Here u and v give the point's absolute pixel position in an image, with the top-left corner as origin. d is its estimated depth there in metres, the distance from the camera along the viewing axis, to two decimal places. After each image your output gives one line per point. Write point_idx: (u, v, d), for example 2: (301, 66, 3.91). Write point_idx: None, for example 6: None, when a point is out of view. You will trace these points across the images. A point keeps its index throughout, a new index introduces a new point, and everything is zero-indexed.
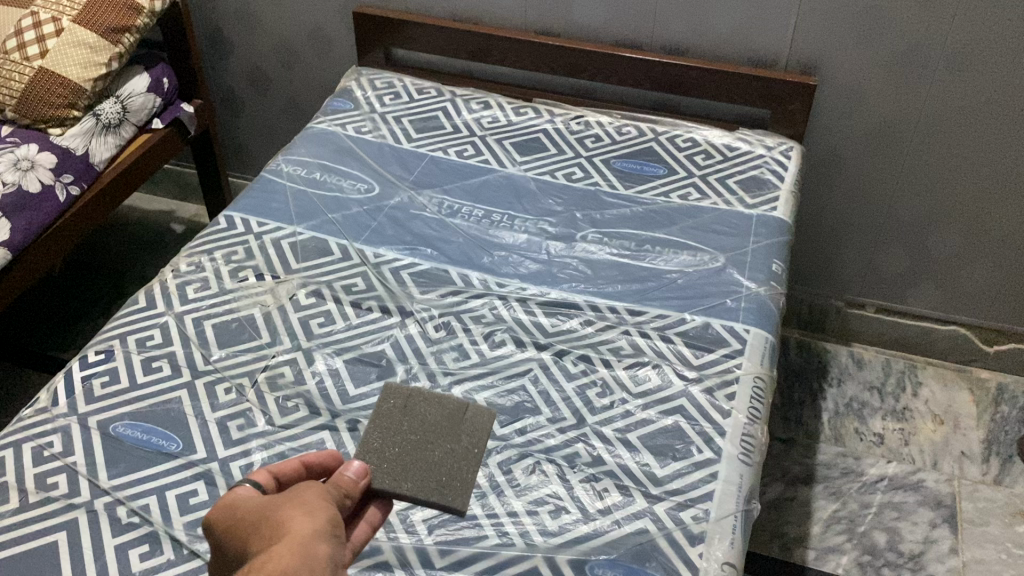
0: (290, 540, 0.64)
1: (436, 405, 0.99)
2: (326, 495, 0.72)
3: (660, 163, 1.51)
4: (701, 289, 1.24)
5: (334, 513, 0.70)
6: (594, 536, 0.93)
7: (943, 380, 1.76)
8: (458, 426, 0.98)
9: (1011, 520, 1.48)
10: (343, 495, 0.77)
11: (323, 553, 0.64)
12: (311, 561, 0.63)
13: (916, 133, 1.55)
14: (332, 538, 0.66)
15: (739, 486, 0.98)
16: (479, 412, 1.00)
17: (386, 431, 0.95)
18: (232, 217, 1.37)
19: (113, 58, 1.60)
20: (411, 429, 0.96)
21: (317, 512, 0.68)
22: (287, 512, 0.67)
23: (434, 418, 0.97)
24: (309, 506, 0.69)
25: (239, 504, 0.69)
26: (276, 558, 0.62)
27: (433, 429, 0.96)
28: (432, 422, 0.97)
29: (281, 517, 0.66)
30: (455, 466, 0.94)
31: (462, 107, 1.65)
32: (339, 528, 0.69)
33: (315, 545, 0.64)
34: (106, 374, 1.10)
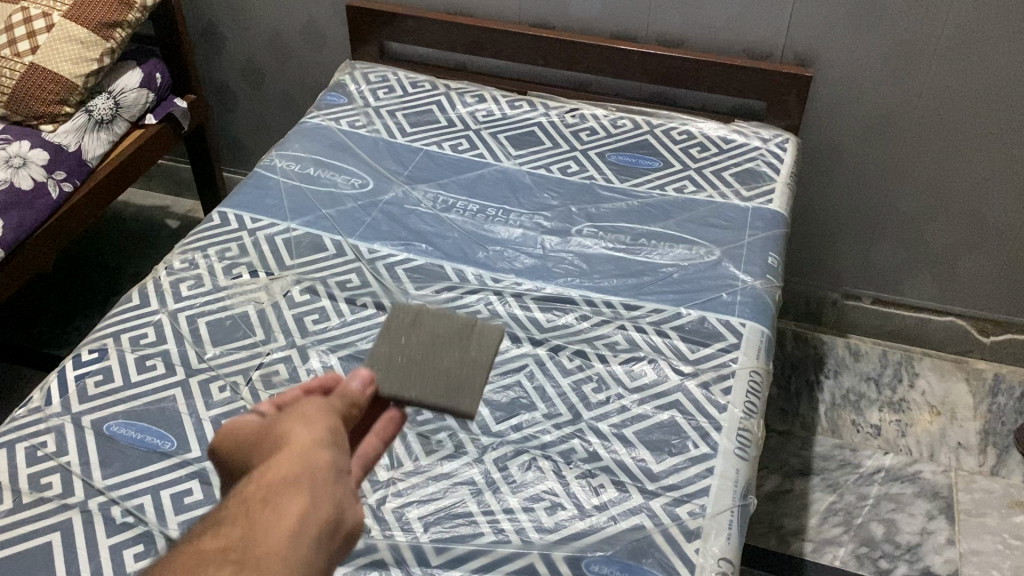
0: (293, 451, 0.68)
1: (446, 318, 0.99)
2: (328, 404, 0.76)
3: (656, 156, 1.50)
4: (697, 284, 1.23)
5: (337, 421, 0.74)
6: (589, 533, 0.93)
7: (940, 371, 1.76)
8: (467, 339, 0.97)
9: (1009, 511, 1.48)
10: (350, 403, 0.78)
11: (324, 460, 0.69)
12: (312, 466, 0.68)
13: (914, 123, 1.54)
14: (334, 446, 0.71)
15: (735, 481, 0.98)
16: (488, 327, 0.99)
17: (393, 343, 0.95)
18: (225, 213, 1.36)
19: (105, 53, 1.58)
20: (420, 341, 0.96)
21: (318, 420, 0.72)
22: (288, 424, 0.71)
23: (442, 332, 0.97)
24: (309, 417, 0.73)
25: (240, 427, 0.74)
26: (280, 470, 0.67)
27: (438, 344, 0.96)
28: (439, 338, 0.96)
29: (282, 430, 0.71)
30: (465, 375, 0.94)
31: (456, 100, 1.65)
32: (342, 435, 0.73)
33: (317, 453, 0.69)
34: (100, 373, 1.10)
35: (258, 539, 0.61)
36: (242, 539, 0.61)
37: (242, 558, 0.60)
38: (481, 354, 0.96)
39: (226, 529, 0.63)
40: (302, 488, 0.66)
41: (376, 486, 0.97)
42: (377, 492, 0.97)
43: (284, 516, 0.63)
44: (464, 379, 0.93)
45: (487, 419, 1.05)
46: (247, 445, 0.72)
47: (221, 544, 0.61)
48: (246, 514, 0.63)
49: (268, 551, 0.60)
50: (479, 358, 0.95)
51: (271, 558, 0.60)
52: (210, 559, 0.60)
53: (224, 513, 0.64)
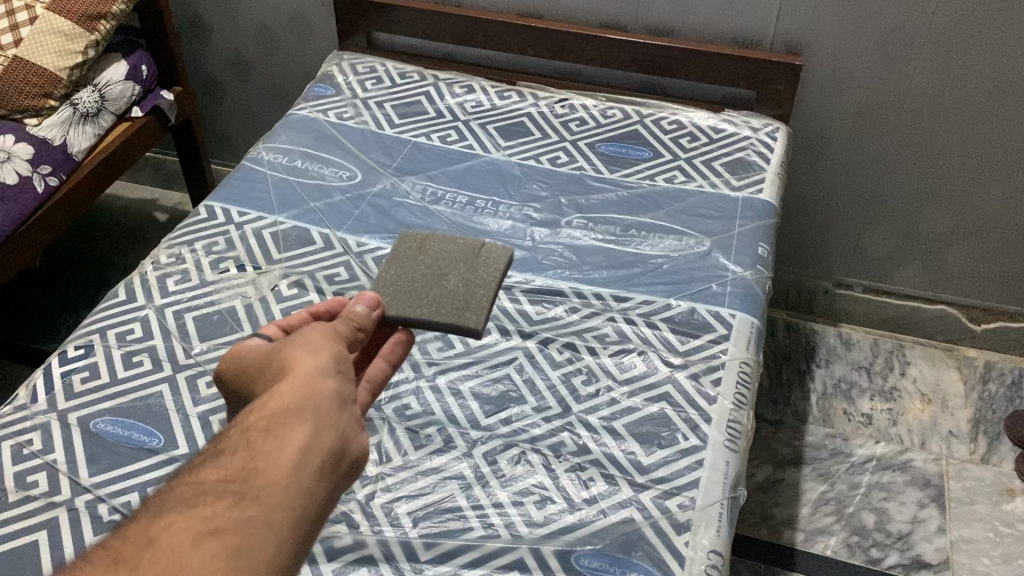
0: (296, 379, 0.72)
1: (451, 244, 1.07)
2: (332, 333, 0.80)
3: (646, 146, 1.49)
4: (687, 275, 1.23)
5: (340, 350, 0.78)
6: (579, 526, 0.92)
7: (931, 359, 1.76)
8: (473, 260, 1.04)
9: (999, 498, 1.49)
10: (356, 327, 0.84)
11: (328, 390, 0.72)
12: (316, 395, 0.71)
13: (904, 110, 1.54)
14: (337, 375, 0.74)
15: (725, 473, 0.98)
16: (493, 249, 1.06)
17: (401, 273, 1.03)
18: (212, 207, 1.35)
19: (89, 46, 1.57)
20: (427, 264, 1.04)
21: (321, 349, 0.76)
22: (293, 353, 0.75)
23: (447, 258, 1.04)
24: (314, 344, 0.77)
25: (248, 353, 0.79)
26: (283, 399, 0.70)
27: (446, 264, 1.04)
28: (442, 263, 1.04)
29: (287, 360, 0.75)
30: (470, 293, 1.00)
31: (445, 91, 1.63)
32: (346, 362, 0.77)
33: (321, 381, 0.72)
34: (86, 369, 1.09)
35: (259, 469, 0.64)
36: (246, 467, 0.65)
37: (244, 487, 0.63)
38: (486, 276, 1.03)
39: (231, 457, 0.66)
40: (306, 416, 0.69)
41: (364, 481, 0.97)
42: (366, 487, 0.96)
43: (287, 445, 0.66)
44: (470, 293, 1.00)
45: (477, 413, 1.04)
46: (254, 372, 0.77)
47: (224, 473, 0.64)
48: (248, 443, 0.66)
49: (270, 478, 0.64)
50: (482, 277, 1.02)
51: (272, 488, 0.63)
52: (212, 487, 0.63)
53: (226, 442, 0.68)
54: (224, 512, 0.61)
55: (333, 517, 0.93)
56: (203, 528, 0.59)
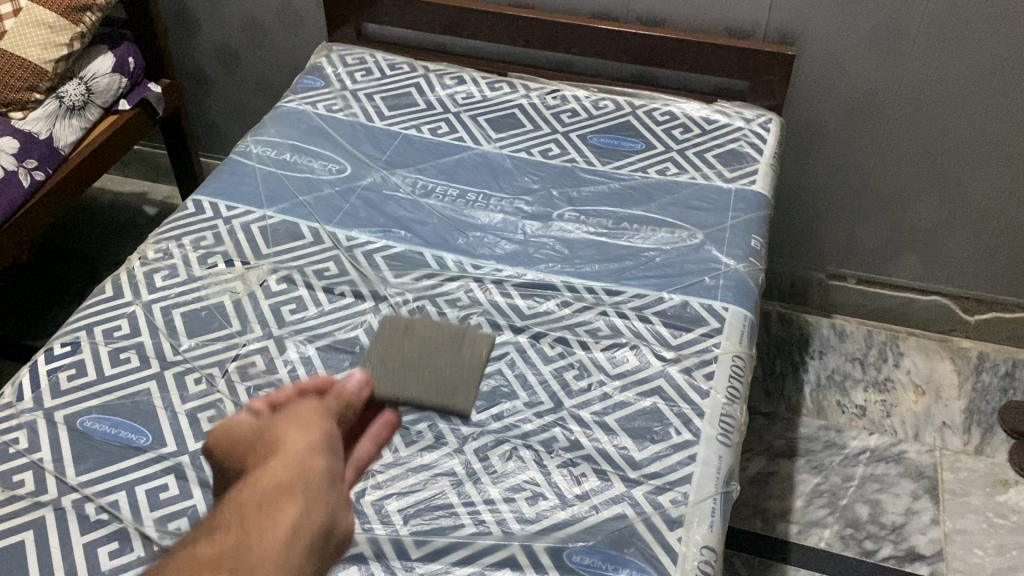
0: (287, 456, 0.70)
1: (436, 327, 1.03)
2: (324, 410, 0.78)
3: (638, 137, 1.48)
4: (679, 268, 1.22)
5: (331, 427, 0.76)
6: (571, 522, 0.92)
7: (925, 350, 1.75)
8: (459, 349, 1.02)
9: (993, 489, 1.48)
10: (344, 404, 0.81)
11: (319, 467, 0.70)
12: (307, 473, 0.69)
13: (899, 100, 1.53)
14: (329, 453, 0.72)
15: (718, 467, 0.97)
16: (476, 338, 1.05)
17: (386, 350, 1.01)
18: (200, 201, 1.33)
19: (75, 38, 1.55)
20: (412, 346, 1.00)
21: (312, 426, 0.74)
22: (284, 430, 0.73)
23: (435, 330, 1.03)
24: (306, 422, 0.75)
25: (234, 428, 0.76)
26: (275, 475, 0.68)
27: (432, 348, 1.01)
28: (430, 335, 1.02)
29: (276, 437, 0.73)
30: (457, 376, 1.01)
31: (436, 82, 1.62)
32: (336, 441, 0.75)
33: (312, 459, 0.70)
34: (73, 367, 1.08)
35: (253, 542, 0.62)
36: (234, 546, 0.62)
37: (238, 560, 0.61)
38: (473, 357, 1.03)
39: (221, 534, 0.63)
40: (298, 495, 0.66)
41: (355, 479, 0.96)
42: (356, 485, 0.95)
43: (276, 523, 0.64)
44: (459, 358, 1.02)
45: None
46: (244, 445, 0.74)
47: (218, 547, 0.62)
48: (242, 519, 0.64)
49: (263, 552, 0.61)
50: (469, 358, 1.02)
51: (266, 562, 0.61)
52: (207, 560, 0.61)
53: (220, 516, 0.66)
54: None
55: None
56: None
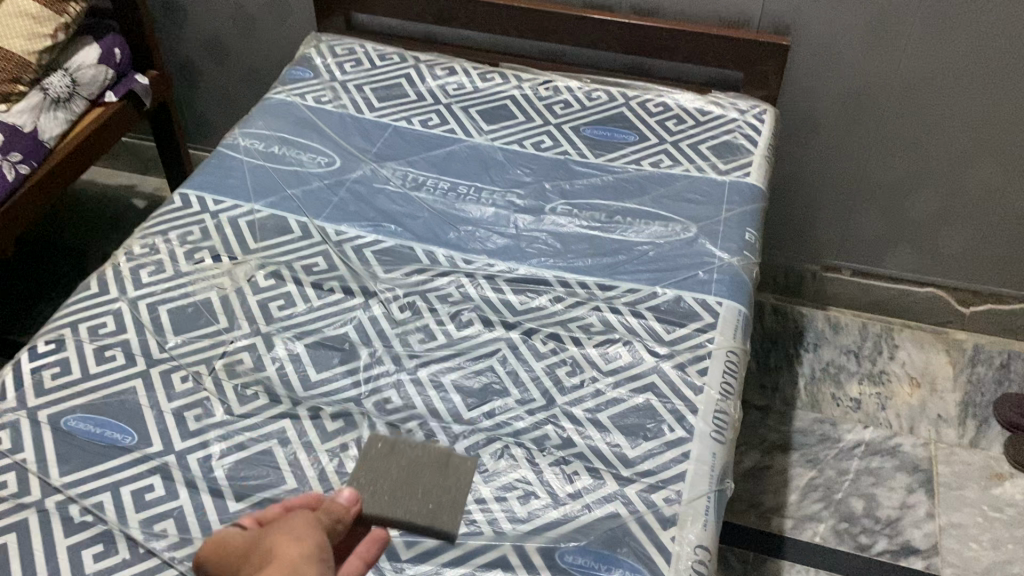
0: (280, 563, 0.64)
1: (422, 448, 0.94)
2: (315, 521, 0.73)
3: (631, 129, 1.47)
4: (673, 262, 1.20)
5: (323, 538, 0.71)
6: (563, 522, 0.90)
7: (920, 342, 1.75)
8: (444, 471, 0.92)
9: (988, 482, 1.48)
10: (336, 519, 0.76)
11: (313, 574, 0.64)
12: None
13: (894, 91, 1.51)
14: (321, 561, 0.67)
15: (712, 465, 0.96)
16: (463, 459, 0.94)
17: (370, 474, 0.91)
18: (187, 195, 1.31)
19: (59, 28, 1.53)
20: (396, 472, 0.91)
21: (305, 536, 0.69)
22: (277, 538, 0.68)
23: (422, 454, 0.93)
24: (296, 531, 0.69)
25: (226, 543, 0.71)
26: None
27: (417, 471, 0.92)
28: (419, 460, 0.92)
29: (270, 545, 0.67)
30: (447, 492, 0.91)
31: (426, 73, 1.60)
32: (328, 551, 0.69)
33: (305, 567, 0.65)
34: (57, 365, 1.06)
35: None
36: None
37: None
38: (460, 484, 0.92)
39: None
40: None
41: (344, 478, 0.95)
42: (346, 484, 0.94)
43: None
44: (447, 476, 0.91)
45: (459, 406, 1.02)
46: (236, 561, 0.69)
47: None
48: None
49: None
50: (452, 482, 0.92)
51: None
52: None
53: None
54: None
55: None
56: None
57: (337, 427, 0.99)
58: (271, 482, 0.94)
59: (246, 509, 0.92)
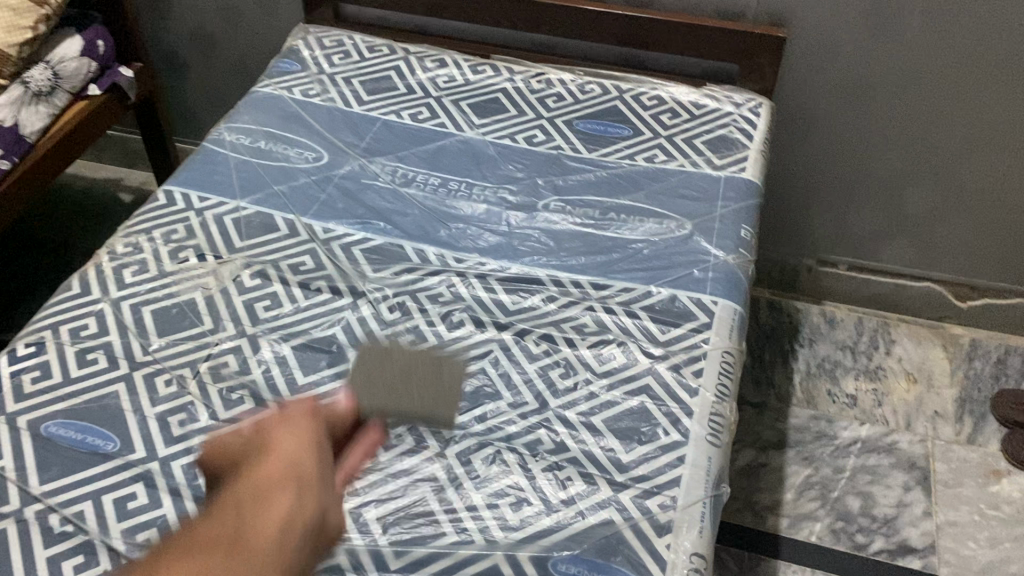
0: (282, 450, 0.62)
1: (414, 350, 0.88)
2: (316, 404, 0.70)
3: (625, 123, 1.44)
4: (668, 260, 1.18)
5: (324, 425, 0.68)
6: (556, 529, 0.88)
7: (917, 337, 1.73)
8: (439, 374, 0.88)
9: (986, 480, 1.46)
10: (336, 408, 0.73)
11: (315, 467, 0.62)
12: (301, 470, 0.61)
13: (893, 84, 1.49)
14: (322, 449, 0.64)
15: (707, 470, 0.94)
16: (455, 364, 0.91)
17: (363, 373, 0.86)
18: (171, 192, 1.28)
19: (40, 20, 1.49)
20: (393, 370, 0.86)
21: (305, 422, 0.66)
22: (277, 422, 0.65)
23: (412, 350, 0.89)
24: (297, 416, 0.66)
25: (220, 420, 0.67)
26: (269, 467, 0.60)
27: (415, 370, 0.87)
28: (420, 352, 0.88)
29: (268, 429, 0.64)
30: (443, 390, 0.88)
31: (416, 65, 1.57)
32: (328, 441, 0.67)
33: (306, 458, 0.62)
34: (38, 369, 1.03)
35: (241, 546, 0.54)
36: (224, 543, 0.53)
37: (226, 558, 0.53)
38: (454, 382, 0.89)
39: (205, 528, 0.54)
40: (289, 495, 0.59)
41: None
42: None
43: (266, 522, 0.56)
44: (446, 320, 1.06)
45: None
46: (229, 437, 0.65)
47: (203, 540, 0.54)
48: (230, 511, 0.56)
49: (252, 555, 0.54)
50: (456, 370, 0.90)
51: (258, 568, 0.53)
52: (190, 553, 0.52)
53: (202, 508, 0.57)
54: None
55: None
56: None
57: None
58: None
59: None
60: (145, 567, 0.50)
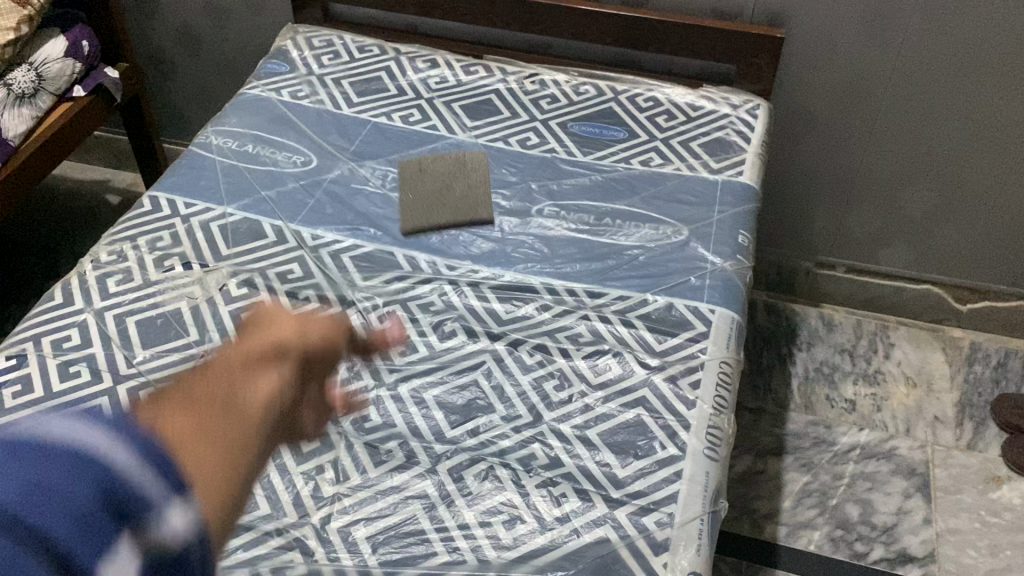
0: (288, 336, 0.67)
1: (439, 163, 1.29)
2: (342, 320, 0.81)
3: (621, 125, 1.41)
4: (664, 267, 1.16)
5: (342, 326, 0.76)
6: (550, 549, 0.86)
7: (915, 340, 1.71)
8: (463, 167, 1.29)
9: (986, 486, 1.45)
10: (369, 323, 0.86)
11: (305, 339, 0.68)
12: (296, 336, 0.68)
13: (892, 84, 1.46)
14: (328, 341, 0.71)
15: (705, 485, 0.92)
16: (474, 156, 1.30)
17: (413, 189, 1.26)
18: (156, 197, 1.25)
19: (23, 21, 1.47)
20: (432, 178, 1.27)
21: (318, 318, 0.73)
22: (287, 316, 0.71)
23: (435, 162, 1.29)
24: (313, 318, 0.73)
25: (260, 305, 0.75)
26: (260, 337, 0.65)
27: (444, 172, 1.28)
28: (450, 166, 1.29)
29: (278, 317, 0.70)
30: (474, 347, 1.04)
31: (407, 66, 1.54)
32: (340, 338, 0.74)
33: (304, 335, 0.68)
34: (18, 383, 1.00)
35: (233, 393, 0.55)
36: (223, 386, 0.55)
37: (223, 396, 0.53)
38: (479, 169, 1.29)
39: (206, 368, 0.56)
40: (272, 357, 0.64)
41: (320, 503, 0.90)
42: (321, 510, 0.89)
43: (257, 377, 0.59)
44: (478, 201, 1.25)
45: (441, 424, 0.97)
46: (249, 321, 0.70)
47: (202, 380, 0.55)
48: (223, 362, 0.58)
49: (249, 405, 0.55)
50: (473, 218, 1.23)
51: (252, 411, 0.55)
52: (191, 384, 0.53)
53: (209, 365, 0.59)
54: (211, 403, 0.52)
55: (286, 544, 0.86)
56: (194, 409, 0.50)
57: (312, 447, 0.95)
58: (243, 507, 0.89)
59: None
60: (170, 389, 0.51)
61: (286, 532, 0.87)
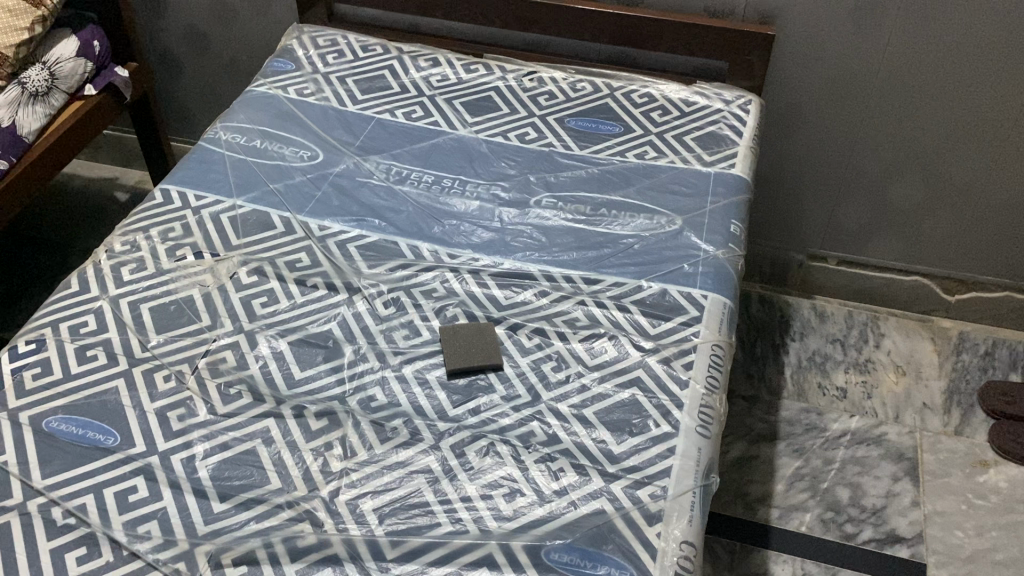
0: None
1: (470, 332, 1.08)
2: None
3: (616, 120, 1.46)
4: (657, 254, 1.20)
5: None
6: (549, 519, 0.90)
7: (906, 330, 1.76)
8: (481, 334, 1.08)
9: (973, 470, 1.49)
10: None
11: None
12: None
13: (877, 82, 1.51)
14: None
15: (697, 461, 0.96)
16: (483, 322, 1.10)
17: (454, 349, 1.06)
18: (168, 191, 1.29)
19: (36, 22, 1.52)
20: (461, 343, 1.07)
21: None
22: None
23: (465, 330, 1.08)
24: None
25: None
26: None
27: (472, 339, 1.07)
28: (469, 334, 1.08)
29: None
30: (473, 343, 1.07)
31: (410, 64, 1.59)
32: None
33: None
34: (38, 366, 1.04)
35: None
36: None
37: None
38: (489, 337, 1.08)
39: None
40: None
41: (328, 478, 0.94)
42: (330, 484, 0.94)
43: None
44: (485, 350, 1.06)
45: (444, 403, 1.02)
46: None
47: None
48: None
49: None
50: (486, 365, 1.05)
51: None
52: None
53: None
54: None
55: (297, 516, 0.90)
56: None
57: (321, 425, 0.99)
58: (256, 482, 0.93)
59: (230, 510, 0.91)
60: None
61: (297, 504, 0.91)
